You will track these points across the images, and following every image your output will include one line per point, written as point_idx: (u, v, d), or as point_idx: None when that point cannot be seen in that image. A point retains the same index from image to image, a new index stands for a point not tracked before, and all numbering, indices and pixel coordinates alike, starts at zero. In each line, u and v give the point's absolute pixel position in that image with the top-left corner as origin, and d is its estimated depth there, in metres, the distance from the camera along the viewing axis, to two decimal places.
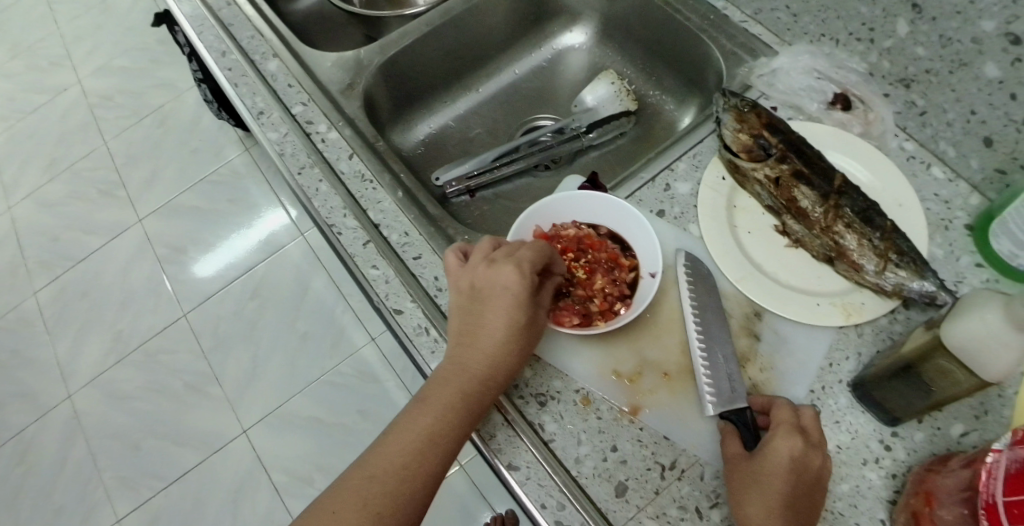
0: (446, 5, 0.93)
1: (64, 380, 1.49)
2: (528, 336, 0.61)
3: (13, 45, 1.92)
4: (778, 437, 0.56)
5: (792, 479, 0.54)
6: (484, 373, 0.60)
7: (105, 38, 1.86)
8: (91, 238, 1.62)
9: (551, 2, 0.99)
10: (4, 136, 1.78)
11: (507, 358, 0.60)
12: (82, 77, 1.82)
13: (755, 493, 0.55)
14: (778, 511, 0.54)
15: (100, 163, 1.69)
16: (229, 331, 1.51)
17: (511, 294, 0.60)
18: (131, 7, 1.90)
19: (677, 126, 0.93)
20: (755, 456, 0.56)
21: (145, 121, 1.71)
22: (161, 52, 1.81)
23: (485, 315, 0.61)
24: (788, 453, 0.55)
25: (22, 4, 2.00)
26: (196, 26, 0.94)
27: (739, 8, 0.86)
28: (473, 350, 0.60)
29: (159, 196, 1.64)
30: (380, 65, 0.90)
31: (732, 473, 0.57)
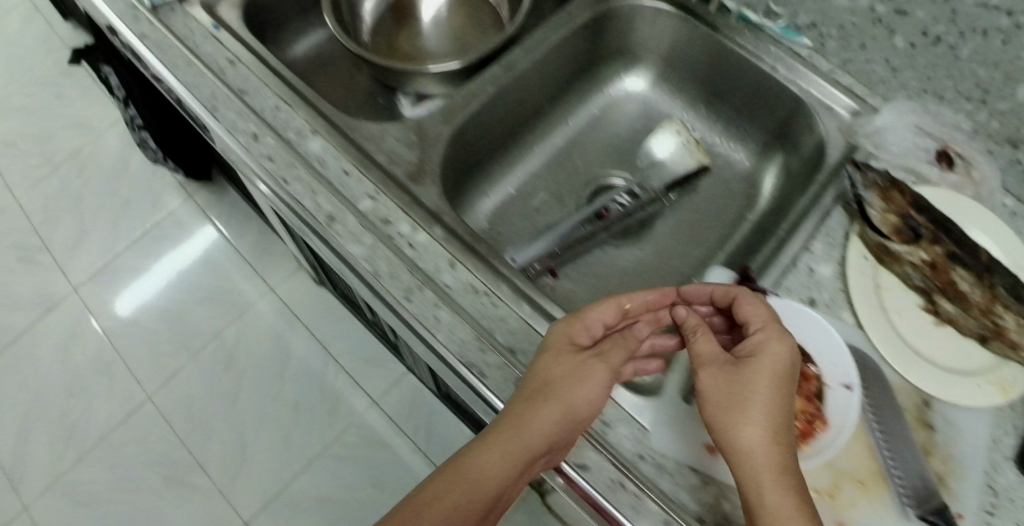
0: (508, 58, 0.79)
1: (13, 488, 1.18)
2: (567, 383, 0.55)
3: None
4: (770, 341, 0.53)
5: (786, 390, 0.51)
6: (520, 426, 0.54)
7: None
8: (18, 313, 1.27)
9: (609, 39, 0.86)
10: None
11: (538, 416, 0.54)
12: None
13: (747, 403, 0.50)
14: (773, 423, 0.49)
15: (12, 222, 1.30)
16: (207, 411, 1.20)
17: (554, 349, 0.57)
18: (13, 21, 1.45)
19: (761, 189, 0.84)
20: (741, 364, 0.52)
21: (58, 171, 1.33)
22: (65, 83, 1.39)
23: (532, 367, 0.57)
24: (781, 356, 0.52)
25: None
26: (203, 97, 0.76)
27: (825, 57, 0.81)
28: (509, 412, 0.56)
29: (99, 252, 1.28)
30: (449, 137, 0.75)
31: (717, 377, 0.52)
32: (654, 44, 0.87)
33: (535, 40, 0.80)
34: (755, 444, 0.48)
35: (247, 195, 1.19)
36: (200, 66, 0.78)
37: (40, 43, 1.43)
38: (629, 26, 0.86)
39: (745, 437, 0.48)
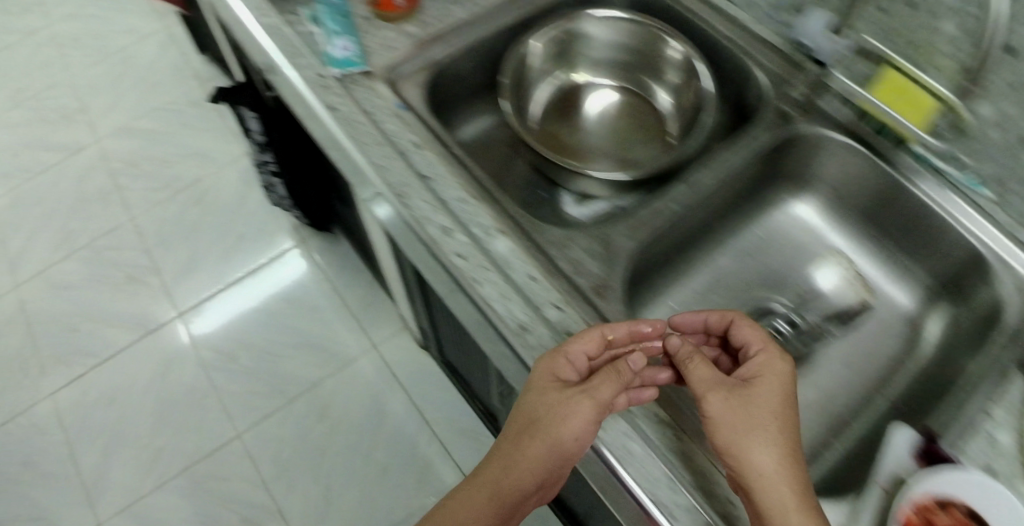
0: (695, 176, 0.76)
1: (90, 504, 1.15)
2: (560, 417, 0.55)
3: (19, 92, 1.53)
4: (771, 368, 0.56)
5: (789, 411, 0.54)
6: (520, 460, 0.57)
7: (126, 85, 1.52)
8: (118, 331, 1.28)
9: (786, 164, 0.85)
10: (8, 200, 1.41)
11: (536, 450, 0.56)
12: (101, 137, 1.46)
13: (760, 429, 0.52)
14: (783, 447, 0.51)
15: (125, 240, 1.35)
16: (294, 459, 1.17)
17: (542, 382, 0.57)
18: (161, 57, 1.55)
19: (924, 335, 0.82)
20: (745, 387, 0.55)
21: (177, 197, 1.38)
22: (193, 114, 1.48)
23: (523, 399, 0.59)
24: (780, 379, 0.55)
25: (20, 44, 1.59)
26: (393, 180, 0.72)
27: (1006, 212, 0.75)
28: (511, 443, 0.58)
29: (205, 283, 1.30)
30: (632, 251, 0.73)
31: (726, 402, 0.54)
32: (830, 177, 0.86)
33: (720, 159, 0.78)
34: (767, 465, 0.50)
35: (368, 252, 1.20)
36: (387, 144, 0.75)
37: (174, 72, 1.53)
38: (807, 157, 0.84)
39: (761, 460, 0.50)
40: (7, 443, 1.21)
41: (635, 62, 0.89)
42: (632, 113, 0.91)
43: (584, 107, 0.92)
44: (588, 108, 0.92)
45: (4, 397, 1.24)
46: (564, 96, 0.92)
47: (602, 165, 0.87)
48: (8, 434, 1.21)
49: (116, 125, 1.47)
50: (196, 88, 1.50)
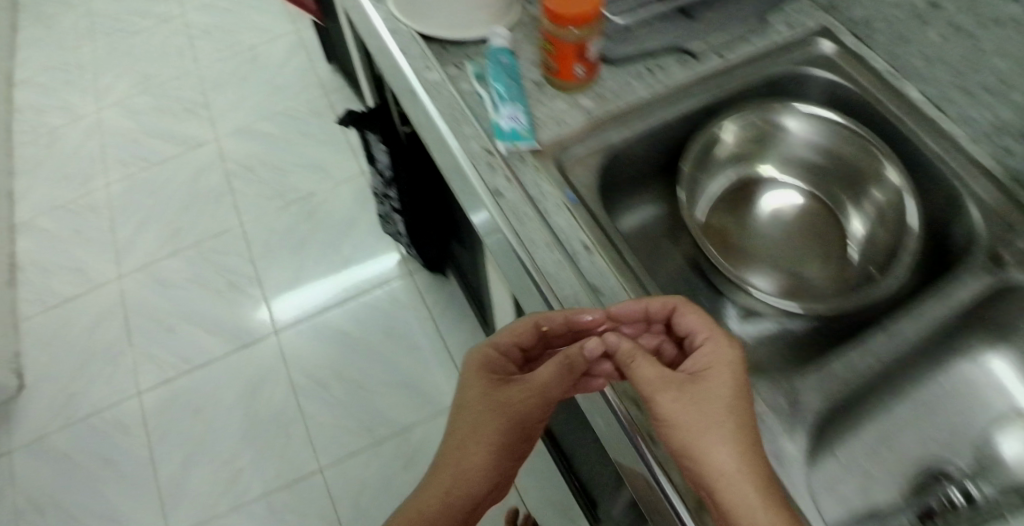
0: (896, 328, 0.67)
1: (163, 515, 1.13)
2: (507, 410, 0.60)
3: (146, 77, 1.58)
4: (712, 361, 0.56)
5: (740, 401, 0.54)
6: (479, 442, 0.60)
7: (249, 85, 1.55)
8: (216, 341, 1.28)
9: (994, 317, 0.73)
10: (122, 186, 1.45)
11: (492, 431, 0.60)
12: (220, 135, 1.48)
13: (710, 427, 0.52)
14: (735, 441, 0.52)
15: (231, 249, 1.35)
16: (373, 505, 1.11)
17: (487, 375, 0.63)
18: (288, 61, 1.57)
19: None
20: (693, 382, 0.55)
21: (287, 209, 1.39)
22: (313, 123, 1.48)
23: (469, 396, 0.62)
24: (724, 371, 0.55)
25: (156, 31, 1.66)
26: (565, 298, 0.62)
27: None
28: (468, 428, 0.61)
29: (308, 304, 1.30)
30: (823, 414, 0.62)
31: (678, 402, 0.54)
32: None
33: (923, 310, 0.69)
34: (724, 462, 0.51)
35: (480, 302, 1.15)
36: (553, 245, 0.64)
37: (299, 78, 1.54)
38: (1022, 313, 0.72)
39: (720, 459, 0.51)
40: (92, 435, 1.21)
41: (831, 173, 0.81)
42: (812, 228, 0.82)
43: (760, 205, 0.83)
44: (765, 205, 0.83)
45: (95, 388, 1.25)
46: (739, 191, 0.84)
47: (772, 287, 0.77)
48: (93, 428, 1.22)
49: (236, 124, 1.49)
50: (318, 97, 1.52)
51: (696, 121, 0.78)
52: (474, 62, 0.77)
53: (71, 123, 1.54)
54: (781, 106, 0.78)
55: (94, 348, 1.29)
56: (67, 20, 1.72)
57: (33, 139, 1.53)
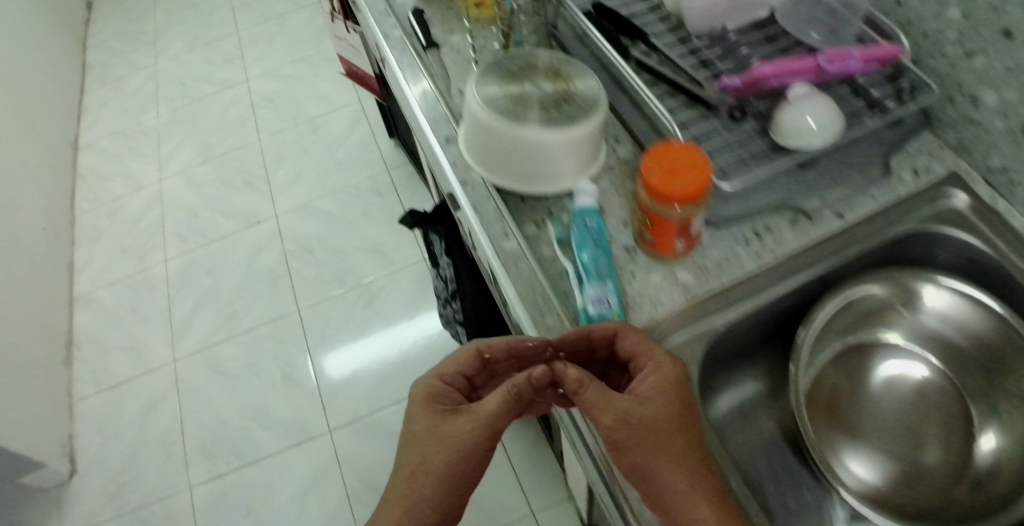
0: None
1: None
2: (454, 442, 0.54)
3: (210, 146, 1.68)
4: (654, 379, 0.53)
5: (688, 423, 0.52)
6: (423, 470, 0.54)
7: (311, 157, 1.59)
8: (270, 437, 1.26)
9: None
10: (180, 262, 1.51)
11: (437, 456, 0.54)
12: (279, 213, 1.53)
13: (661, 452, 0.50)
14: (685, 465, 0.50)
15: (288, 334, 1.37)
16: None
17: (429, 402, 0.58)
18: (350, 135, 1.62)
19: None
20: (639, 400, 0.52)
21: (346, 296, 1.40)
22: (373, 202, 1.51)
23: (412, 432, 0.56)
24: (667, 388, 0.52)
25: (224, 100, 1.75)
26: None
27: None
28: (411, 458, 0.56)
29: (366, 400, 1.28)
30: None
31: (628, 429, 0.50)
32: None
33: None
34: (677, 486, 0.49)
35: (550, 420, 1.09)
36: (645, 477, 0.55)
37: (360, 152, 1.58)
38: None
39: (674, 485, 0.49)
40: None
41: (970, 354, 0.70)
42: (934, 411, 0.71)
43: (877, 373, 0.74)
44: (881, 371, 0.74)
45: (147, 479, 1.26)
46: (851, 357, 0.75)
47: (874, 477, 0.68)
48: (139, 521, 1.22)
49: (297, 202, 1.53)
50: (380, 173, 1.54)
51: (810, 294, 0.69)
52: (558, 220, 0.68)
53: (133, 192, 1.63)
54: (907, 278, 0.70)
55: (150, 435, 1.31)
56: (134, 85, 1.85)
57: (95, 206, 1.63)
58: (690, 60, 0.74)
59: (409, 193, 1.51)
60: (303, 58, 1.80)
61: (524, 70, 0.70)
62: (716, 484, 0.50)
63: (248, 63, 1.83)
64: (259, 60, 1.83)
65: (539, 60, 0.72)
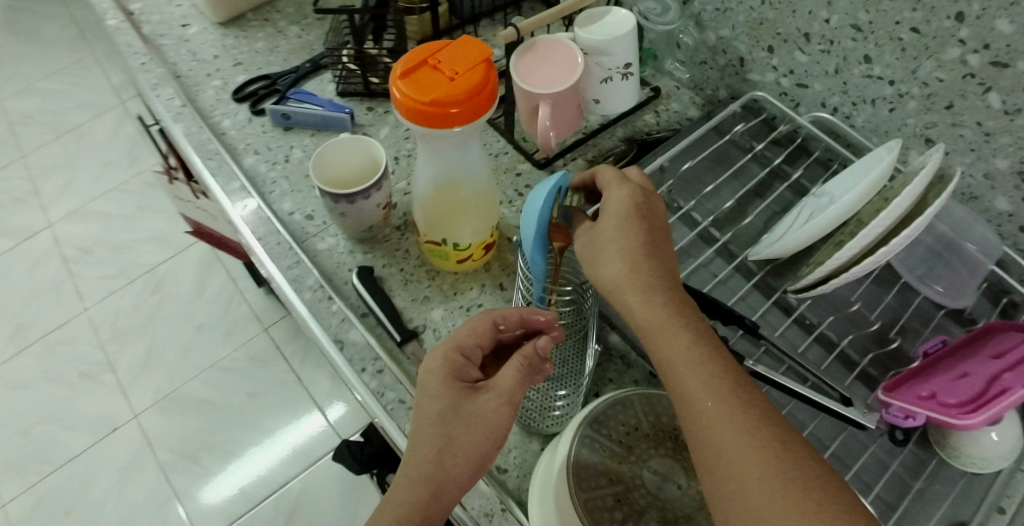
0: None
1: None
2: (484, 424, 0.47)
3: (20, 330, 1.39)
4: (614, 192, 0.51)
5: (650, 233, 0.49)
6: (454, 447, 0.47)
7: (162, 328, 1.37)
8: None
9: None
10: (21, 506, 1.20)
11: (467, 429, 0.47)
12: (139, 412, 1.28)
13: (608, 249, 0.48)
14: (633, 257, 0.48)
15: None
16: None
17: (442, 367, 0.49)
18: (207, 288, 1.43)
19: None
20: (599, 218, 0.51)
21: (261, 513, 1.18)
22: (259, 378, 1.31)
23: (432, 410, 0.48)
24: (626, 198, 0.50)
25: (27, 261, 1.48)
26: None
27: None
28: (429, 432, 0.47)
29: None
30: None
31: (582, 241, 0.50)
32: None
33: None
34: (614, 275, 0.47)
35: None
36: None
37: (224, 308, 1.40)
38: None
39: (609, 271, 0.48)
40: None
41: None
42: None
43: None
44: None
45: None
46: None
47: None
48: None
49: (155, 392, 1.30)
50: (257, 335, 1.36)
51: None
52: None
53: None
54: None
55: None
56: None
57: None
58: (808, 348, 0.58)
59: (298, 354, 1.35)
60: (115, 186, 1.57)
61: (630, 438, 0.49)
62: (675, 285, 0.47)
63: (47, 202, 1.55)
64: (57, 199, 1.55)
65: (636, 417, 0.51)
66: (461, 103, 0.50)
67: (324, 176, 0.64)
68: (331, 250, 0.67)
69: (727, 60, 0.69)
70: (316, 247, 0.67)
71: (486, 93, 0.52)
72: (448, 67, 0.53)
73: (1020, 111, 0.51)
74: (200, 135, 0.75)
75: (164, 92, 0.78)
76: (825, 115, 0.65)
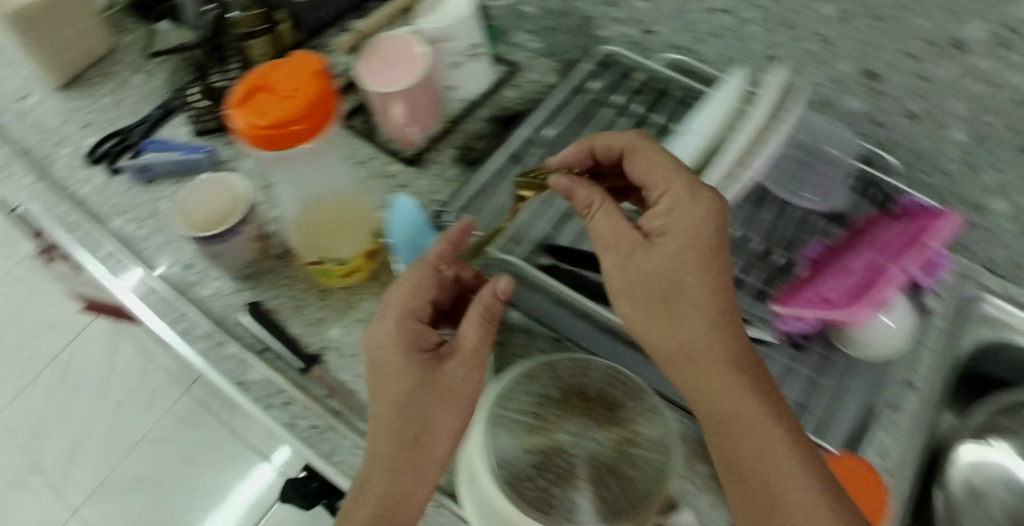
0: None
1: None
2: (456, 389, 0.48)
3: None
4: (683, 212, 0.46)
5: (720, 273, 0.45)
6: (434, 415, 0.47)
7: (81, 415, 1.30)
8: None
9: None
10: None
11: (445, 394, 0.47)
12: (76, 506, 1.21)
13: (681, 302, 0.45)
14: (713, 318, 0.45)
15: None
16: None
17: (402, 331, 0.49)
18: (120, 363, 1.36)
19: None
20: (654, 238, 0.47)
21: None
22: (193, 439, 1.26)
23: (400, 377, 0.47)
24: (700, 227, 0.46)
25: None
26: None
27: None
28: (403, 402, 0.47)
29: None
30: None
31: (631, 262, 0.46)
32: None
33: None
34: (693, 338, 0.45)
35: None
36: None
37: (141, 379, 1.33)
38: None
39: (687, 330, 0.45)
40: None
41: None
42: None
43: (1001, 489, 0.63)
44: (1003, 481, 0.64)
45: None
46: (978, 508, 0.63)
47: None
48: None
49: (88, 482, 1.23)
50: (180, 398, 1.30)
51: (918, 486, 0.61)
52: None
53: None
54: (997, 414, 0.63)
55: None
56: None
57: None
58: None
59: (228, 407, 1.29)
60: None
61: (543, 405, 0.49)
62: (752, 356, 0.46)
63: None
64: None
65: (544, 385, 0.50)
66: (305, 118, 0.50)
67: (185, 225, 0.61)
68: (217, 294, 0.64)
69: (573, 22, 0.69)
70: (200, 293, 0.64)
71: (328, 102, 0.52)
72: (283, 86, 0.52)
73: (848, 15, 0.53)
74: (59, 208, 0.71)
75: (14, 171, 0.74)
76: (679, 56, 0.66)
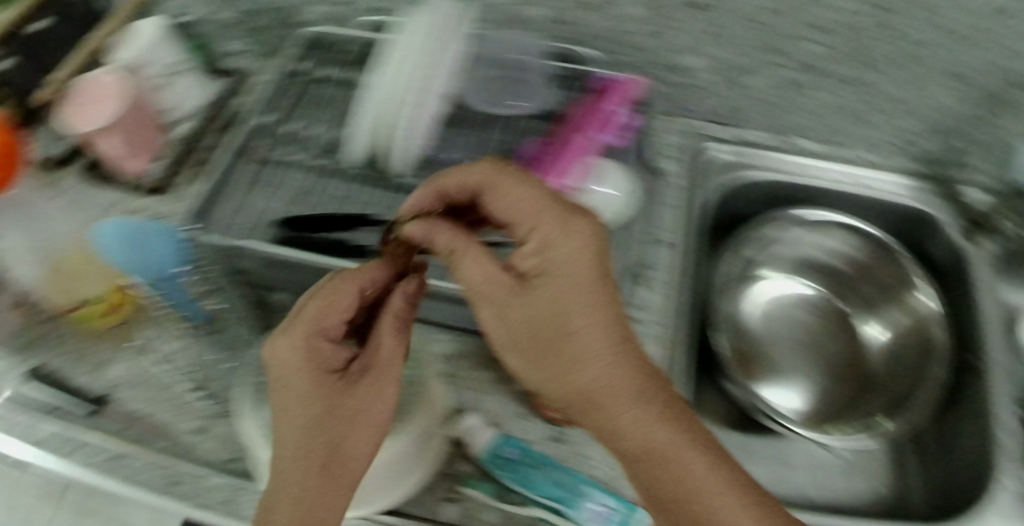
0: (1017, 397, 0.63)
1: None
2: (373, 417, 0.42)
3: None
4: (561, 243, 0.37)
5: (614, 313, 0.36)
6: (348, 437, 0.40)
7: None
8: None
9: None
10: None
11: (361, 413, 0.41)
12: None
13: (574, 348, 0.36)
14: (617, 359, 0.36)
15: None
16: None
17: (307, 351, 0.41)
18: None
19: None
20: (528, 281, 0.38)
21: None
22: None
23: (308, 400, 0.40)
24: (581, 257, 0.37)
25: None
26: None
27: None
28: (310, 426, 0.39)
29: None
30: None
31: (508, 315, 0.38)
32: None
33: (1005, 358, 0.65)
34: (595, 385, 0.36)
35: None
36: None
37: None
38: None
39: (588, 376, 0.35)
40: None
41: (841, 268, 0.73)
42: (819, 333, 0.72)
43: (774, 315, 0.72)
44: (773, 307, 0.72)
45: None
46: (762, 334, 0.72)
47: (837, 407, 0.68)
48: None
49: None
50: None
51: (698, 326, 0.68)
52: (475, 484, 0.54)
53: None
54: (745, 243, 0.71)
55: None
56: None
57: None
58: None
59: None
60: None
61: None
62: (672, 393, 0.37)
63: None
64: None
65: None
66: None
67: None
68: None
69: (273, 14, 0.71)
70: None
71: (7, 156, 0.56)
72: None
73: None
74: None
75: None
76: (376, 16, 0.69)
